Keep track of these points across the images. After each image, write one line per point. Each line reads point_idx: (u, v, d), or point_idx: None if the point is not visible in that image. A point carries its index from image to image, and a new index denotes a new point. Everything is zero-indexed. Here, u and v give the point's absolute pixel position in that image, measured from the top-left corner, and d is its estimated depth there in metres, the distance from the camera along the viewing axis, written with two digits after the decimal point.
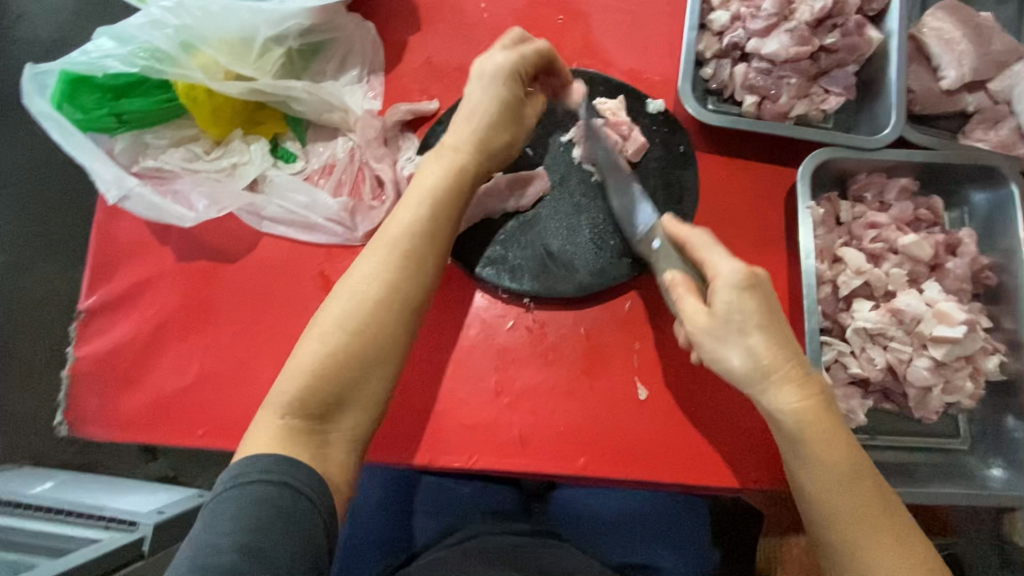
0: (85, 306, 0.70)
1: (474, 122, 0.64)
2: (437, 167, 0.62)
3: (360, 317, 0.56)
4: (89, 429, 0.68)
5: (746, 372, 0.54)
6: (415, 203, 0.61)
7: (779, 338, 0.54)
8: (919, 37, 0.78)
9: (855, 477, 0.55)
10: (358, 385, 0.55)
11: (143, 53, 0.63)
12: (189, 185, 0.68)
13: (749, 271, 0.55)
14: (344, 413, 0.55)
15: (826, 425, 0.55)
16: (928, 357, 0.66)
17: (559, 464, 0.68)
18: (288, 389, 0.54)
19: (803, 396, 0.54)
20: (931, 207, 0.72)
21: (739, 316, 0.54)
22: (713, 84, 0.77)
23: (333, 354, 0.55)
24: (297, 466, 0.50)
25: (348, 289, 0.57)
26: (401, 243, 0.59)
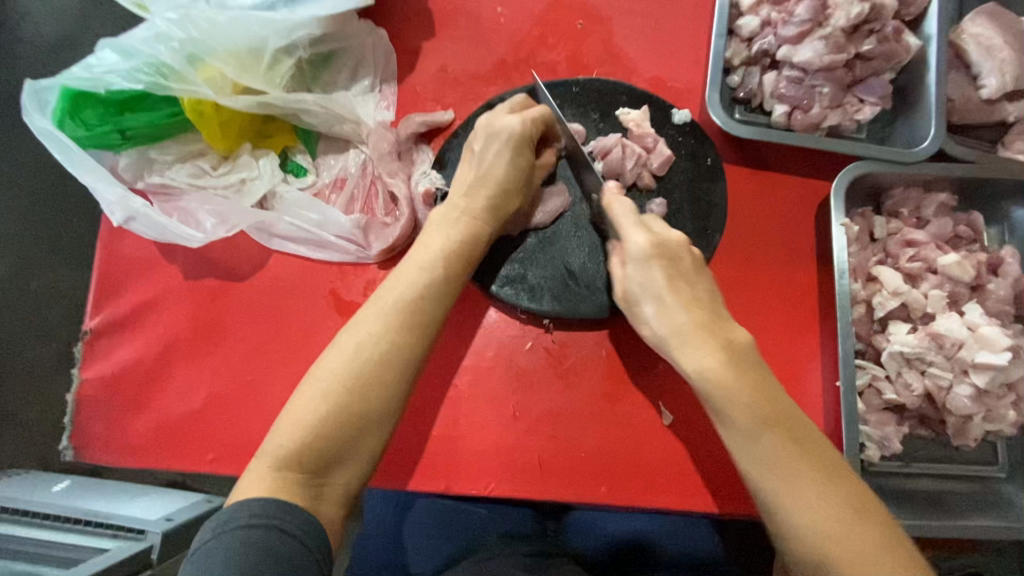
0: (89, 327, 0.68)
1: (485, 187, 0.61)
2: (444, 228, 0.59)
3: (362, 380, 0.52)
4: (95, 453, 0.66)
5: (656, 334, 0.57)
6: (422, 260, 0.58)
7: (680, 301, 0.56)
8: (959, 43, 0.73)
9: (767, 425, 0.51)
10: (356, 444, 0.51)
11: (148, 68, 0.60)
12: (196, 203, 0.65)
13: (655, 243, 0.58)
14: (340, 470, 0.51)
15: (740, 378, 0.53)
16: (970, 385, 0.62)
17: (581, 492, 0.65)
18: (288, 442, 0.50)
19: (711, 350, 0.54)
20: (970, 223, 0.69)
21: (643, 283, 0.58)
22: (741, 93, 0.73)
23: (338, 414, 0.51)
24: (288, 508, 0.47)
25: (350, 344, 0.53)
26: (406, 299, 0.55)
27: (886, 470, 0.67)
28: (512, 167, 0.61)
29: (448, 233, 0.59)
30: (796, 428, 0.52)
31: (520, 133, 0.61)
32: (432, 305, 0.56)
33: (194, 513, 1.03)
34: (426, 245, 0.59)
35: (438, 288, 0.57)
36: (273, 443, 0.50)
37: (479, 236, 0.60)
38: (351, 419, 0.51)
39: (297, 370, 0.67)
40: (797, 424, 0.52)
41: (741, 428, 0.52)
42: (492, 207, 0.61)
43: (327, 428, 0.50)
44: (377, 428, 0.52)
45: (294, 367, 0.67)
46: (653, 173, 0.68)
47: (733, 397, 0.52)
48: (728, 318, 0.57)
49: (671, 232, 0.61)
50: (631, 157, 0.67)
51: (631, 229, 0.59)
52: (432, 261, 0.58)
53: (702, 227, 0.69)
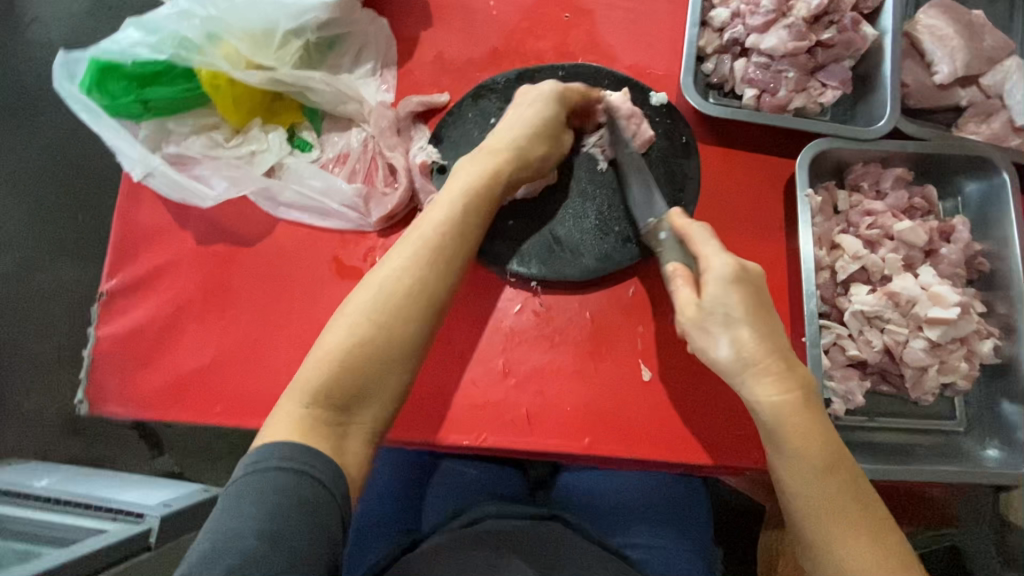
0: (106, 288, 0.73)
1: (508, 132, 0.66)
2: (470, 171, 0.64)
3: (388, 314, 0.56)
4: (108, 407, 0.70)
5: (728, 358, 0.57)
6: (447, 200, 0.62)
7: (761, 332, 0.57)
8: (913, 34, 0.80)
9: (829, 468, 0.55)
10: (381, 379, 0.55)
11: (172, 42, 0.66)
12: (209, 170, 0.71)
13: (737, 265, 0.59)
14: (364, 406, 0.55)
15: (809, 420, 0.56)
16: (924, 339, 0.68)
17: (566, 444, 0.70)
18: (315, 376, 0.54)
19: (785, 388, 0.56)
20: (926, 196, 0.75)
21: (722, 308, 0.58)
22: (713, 79, 0.79)
23: (365, 344, 0.55)
24: (318, 455, 0.50)
25: (374, 284, 0.57)
26: (430, 235, 0.60)
27: (852, 424, 0.71)
28: (540, 117, 0.67)
29: (472, 172, 0.64)
30: (852, 475, 0.56)
31: (551, 92, 0.69)
32: (455, 239, 0.61)
33: (192, 500, 1.07)
34: (450, 185, 0.64)
35: (462, 226, 0.61)
36: (299, 381, 0.54)
37: (496, 179, 0.64)
38: (374, 350, 0.55)
39: (301, 330, 0.71)
40: (853, 472, 0.56)
41: (807, 464, 0.55)
42: (516, 149, 0.65)
43: (352, 356, 0.54)
44: (400, 361, 0.56)
45: (298, 327, 0.71)
46: (635, 151, 0.73)
47: (803, 435, 0.55)
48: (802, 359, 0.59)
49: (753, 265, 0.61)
50: (626, 131, 0.72)
51: (713, 254, 0.60)
52: (455, 201, 0.62)
53: (677, 198, 0.74)
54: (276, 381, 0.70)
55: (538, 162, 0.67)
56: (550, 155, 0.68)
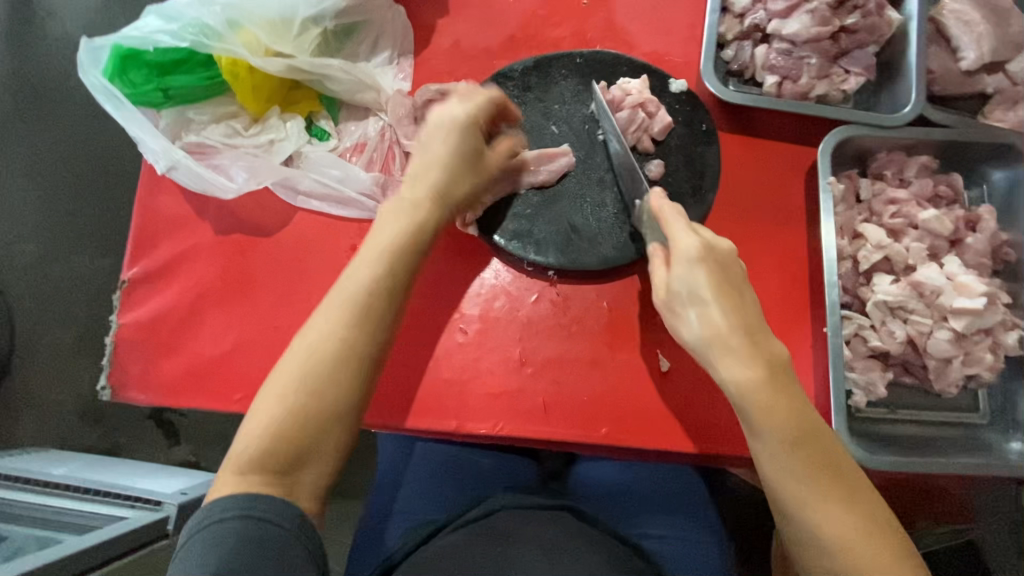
0: (128, 276, 0.73)
1: (430, 173, 0.65)
2: (393, 225, 0.63)
3: (316, 377, 0.57)
4: (131, 393, 0.71)
5: (694, 338, 0.58)
6: (371, 255, 0.62)
7: (725, 310, 0.57)
8: (939, 19, 0.78)
9: (798, 442, 0.55)
10: (317, 443, 0.56)
11: (194, 29, 0.66)
12: (229, 159, 0.71)
13: (705, 245, 0.59)
14: (306, 467, 0.56)
15: (777, 395, 0.55)
16: (948, 330, 0.66)
17: (583, 434, 0.70)
18: (248, 448, 0.55)
19: (752, 364, 0.56)
20: (951, 184, 0.73)
21: (689, 287, 0.58)
22: (734, 65, 0.78)
23: (297, 415, 0.56)
24: (264, 498, 0.53)
25: (303, 345, 0.58)
26: (353, 295, 0.60)
27: (873, 416, 0.70)
28: (457, 150, 0.65)
29: (400, 221, 0.63)
30: (824, 446, 0.56)
31: (464, 120, 0.66)
32: (382, 298, 0.60)
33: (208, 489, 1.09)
34: (376, 237, 0.63)
35: (385, 287, 0.61)
36: (234, 453, 0.55)
37: (423, 228, 0.64)
38: (309, 415, 0.56)
39: None
40: (824, 445, 0.56)
41: (775, 443, 0.55)
42: (437, 194, 0.64)
43: (287, 424, 0.56)
44: (337, 421, 0.57)
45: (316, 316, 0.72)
46: (653, 137, 0.73)
47: (770, 412, 0.55)
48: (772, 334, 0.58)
49: (722, 240, 0.61)
50: (637, 121, 0.72)
51: (682, 233, 0.60)
52: (386, 251, 0.62)
53: (697, 187, 0.73)
54: None
55: (462, 199, 0.67)
56: (475, 192, 0.68)
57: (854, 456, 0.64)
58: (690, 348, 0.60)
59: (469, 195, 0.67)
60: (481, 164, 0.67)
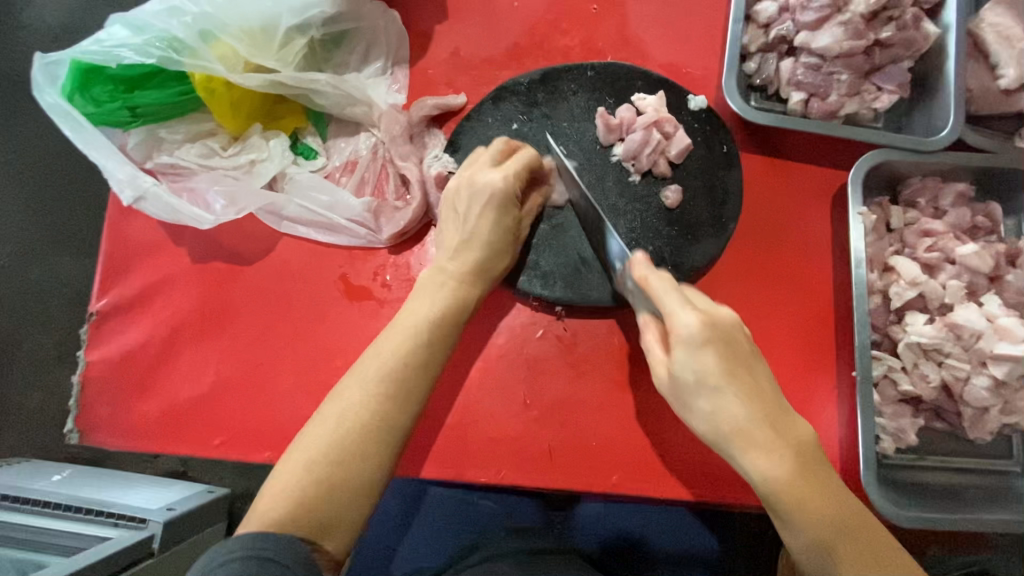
0: (96, 309, 0.67)
1: (470, 249, 0.59)
2: (433, 297, 0.57)
3: (346, 450, 0.50)
4: (100, 436, 0.65)
5: (706, 431, 0.50)
6: (410, 323, 0.56)
7: (742, 396, 0.49)
8: (977, 33, 0.72)
9: (844, 537, 0.50)
10: (345, 512, 0.49)
11: (159, 42, 0.58)
12: (206, 183, 0.64)
13: (707, 320, 0.49)
14: (332, 535, 0.48)
15: (813, 486, 0.49)
16: (988, 376, 0.62)
17: (591, 482, 0.65)
18: (275, 508, 0.47)
19: (782, 460, 0.48)
20: (989, 214, 0.68)
21: (693, 374, 0.49)
22: (756, 80, 0.72)
23: (323, 482, 0.49)
24: (277, 541, 0.45)
25: (331, 414, 0.51)
26: (390, 365, 0.53)
27: (900, 463, 0.66)
28: (498, 228, 0.59)
29: (436, 296, 0.58)
30: (866, 530, 0.50)
31: (502, 190, 0.59)
32: (422, 366, 0.55)
33: (195, 504, 1.04)
34: (414, 310, 0.57)
35: (428, 345, 0.55)
36: (255, 513, 0.47)
37: (466, 302, 0.59)
38: (340, 484, 0.49)
39: (306, 355, 0.66)
40: (864, 529, 0.50)
41: (814, 541, 0.49)
42: (476, 266, 0.59)
43: (316, 493, 0.48)
44: (364, 496, 0.50)
45: (303, 352, 0.66)
46: (670, 160, 0.67)
47: (808, 515, 0.49)
48: (791, 411, 0.51)
49: (721, 306, 0.52)
50: (660, 142, 0.66)
51: (677, 306, 0.50)
52: (424, 322, 0.56)
53: (718, 215, 0.68)
54: (280, 411, 0.65)
55: (500, 274, 0.62)
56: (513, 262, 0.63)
57: (882, 513, 0.60)
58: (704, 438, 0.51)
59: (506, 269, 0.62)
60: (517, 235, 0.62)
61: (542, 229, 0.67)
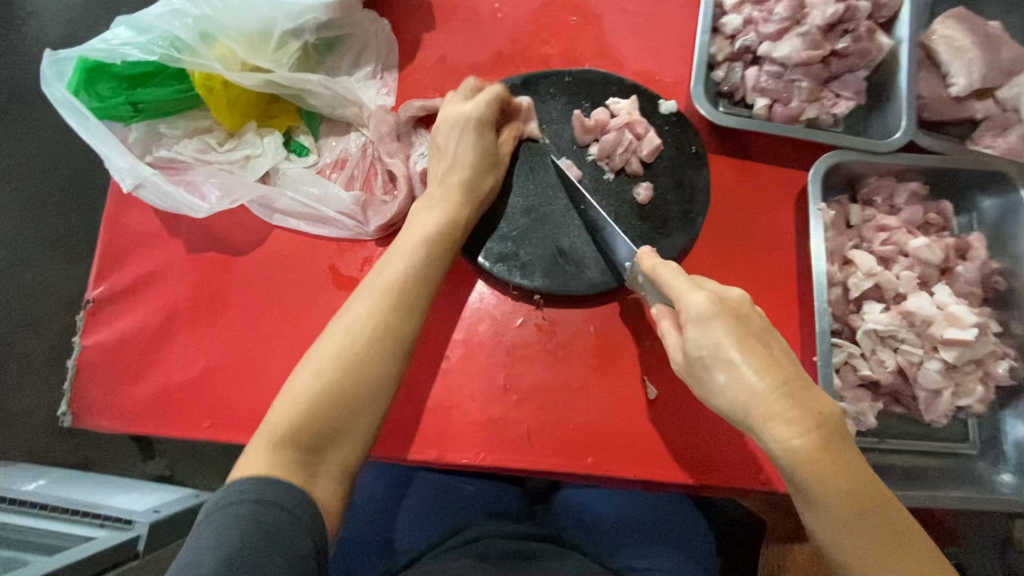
0: (93, 297, 0.70)
1: (456, 171, 0.66)
2: (428, 217, 0.64)
3: (352, 357, 0.56)
4: (94, 419, 0.67)
5: (724, 405, 0.51)
6: (407, 247, 0.62)
7: (758, 365, 0.49)
8: (929, 45, 0.78)
9: (863, 515, 0.48)
10: (351, 420, 0.55)
11: (163, 42, 0.63)
12: (202, 176, 0.68)
13: (716, 299, 0.52)
14: (336, 446, 0.54)
15: (835, 460, 0.48)
16: (939, 360, 0.66)
17: (568, 464, 0.67)
18: (283, 419, 0.52)
19: (804, 431, 0.47)
20: (941, 211, 0.73)
21: (709, 346, 0.51)
22: (724, 87, 0.77)
23: (331, 390, 0.54)
24: (274, 484, 0.48)
25: (340, 328, 0.57)
26: (391, 282, 0.60)
27: (861, 445, 0.69)
28: (478, 147, 0.67)
29: (429, 219, 0.64)
30: (887, 513, 0.49)
31: (478, 115, 0.66)
32: (418, 285, 0.60)
33: (181, 506, 1.05)
34: (410, 232, 0.63)
35: (421, 273, 0.61)
36: (268, 424, 0.53)
37: (458, 221, 0.65)
38: (345, 390, 0.55)
39: (295, 342, 0.69)
40: (887, 509, 0.49)
41: (835, 519, 0.48)
42: (463, 187, 0.66)
43: (325, 401, 0.54)
44: (369, 401, 0.56)
45: (292, 338, 0.69)
46: (643, 159, 0.72)
47: (828, 488, 0.47)
48: (814, 384, 0.49)
49: (732, 288, 0.55)
50: (631, 142, 0.71)
51: (687, 291, 0.54)
52: (418, 246, 0.62)
53: (686, 211, 0.72)
54: (267, 394, 0.67)
55: (488, 193, 0.68)
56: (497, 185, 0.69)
57: None
58: (726, 415, 0.52)
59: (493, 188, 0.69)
60: (500, 160, 0.69)
61: (517, 170, 0.72)
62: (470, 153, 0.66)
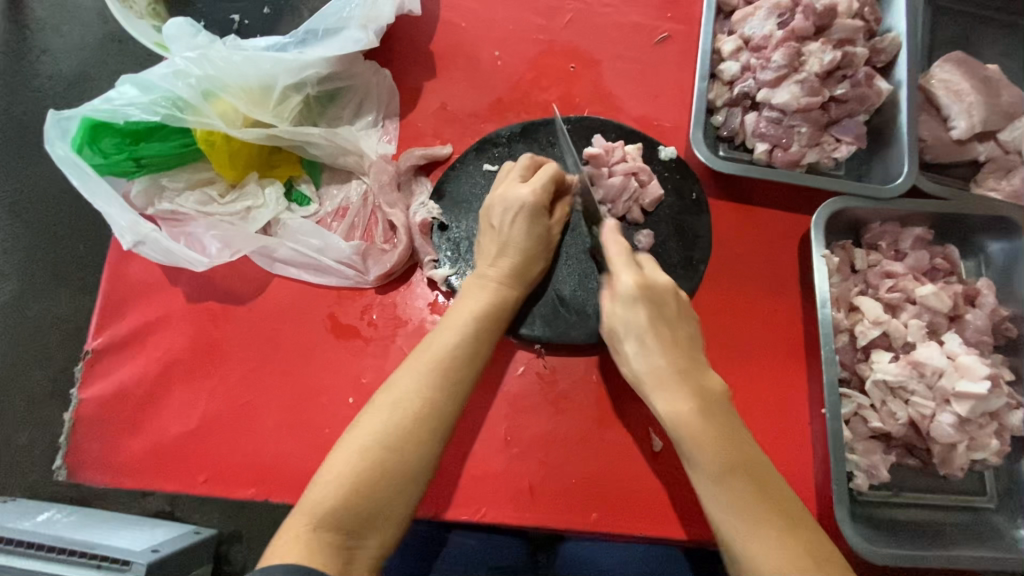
0: (91, 347, 0.70)
1: (507, 253, 0.64)
2: (478, 296, 0.63)
3: (399, 433, 0.54)
4: (89, 474, 0.66)
5: (632, 374, 0.58)
6: (457, 320, 0.61)
7: (664, 346, 0.56)
8: (928, 88, 0.78)
9: (732, 471, 0.51)
10: (391, 502, 0.52)
11: (165, 101, 0.64)
12: (202, 229, 0.69)
13: (643, 280, 0.58)
14: (374, 529, 0.52)
15: (705, 427, 0.52)
16: (952, 413, 0.64)
17: (571, 520, 0.65)
18: (328, 496, 0.51)
19: (685, 397, 0.54)
20: (947, 256, 0.72)
21: (625, 322, 0.58)
22: (723, 132, 0.77)
23: (377, 467, 0.52)
24: (308, 572, 0.45)
25: (387, 402, 0.55)
26: (441, 358, 0.58)
27: (874, 498, 0.67)
28: (531, 234, 0.64)
29: (479, 295, 0.63)
30: (757, 476, 0.52)
31: (532, 203, 0.64)
32: (465, 363, 0.59)
33: (179, 546, 1.02)
34: (459, 309, 0.62)
35: (470, 349, 0.59)
36: (311, 500, 0.51)
37: (505, 303, 0.63)
38: (388, 467, 0.52)
39: (292, 393, 0.68)
40: (762, 473, 0.52)
41: (707, 472, 0.52)
42: (512, 273, 0.64)
43: (370, 481, 0.52)
44: (411, 481, 0.54)
45: (290, 388, 0.68)
46: (644, 208, 0.72)
47: (701, 445, 0.52)
48: (707, 368, 0.57)
49: (661, 275, 0.60)
50: (637, 187, 0.70)
51: (618, 265, 0.59)
52: (467, 324, 0.61)
53: (688, 258, 0.71)
54: (264, 447, 0.66)
55: (535, 276, 0.67)
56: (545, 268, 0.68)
57: (854, 547, 0.60)
58: (632, 384, 0.59)
59: (541, 271, 0.68)
60: (550, 245, 0.67)
61: (567, 241, 0.71)
62: (523, 240, 0.64)
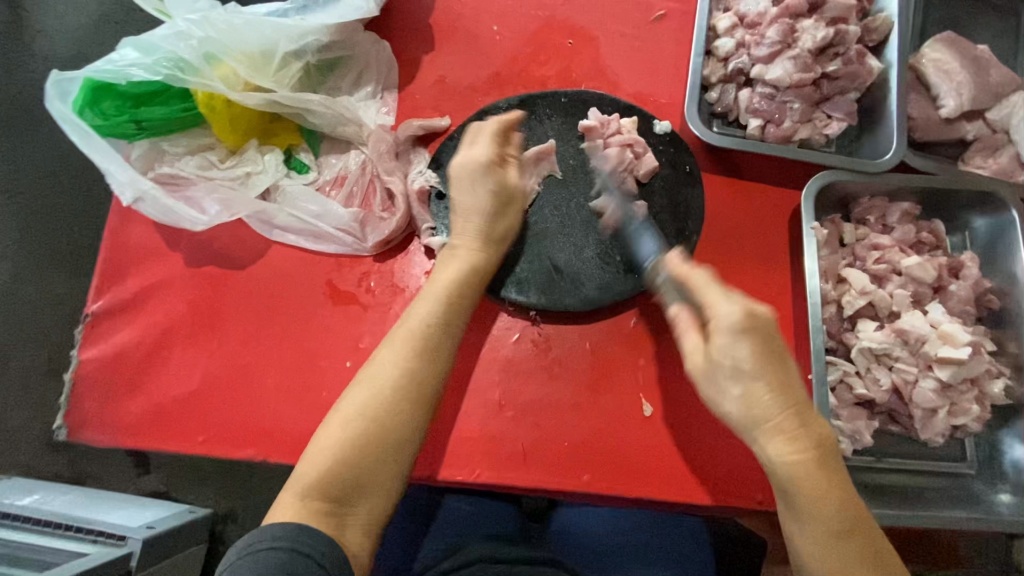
0: (91, 310, 0.70)
1: (473, 215, 0.66)
2: (450, 270, 0.64)
3: (378, 406, 0.56)
4: (88, 434, 0.67)
5: (740, 415, 0.53)
6: (431, 295, 0.62)
7: (775, 387, 0.51)
8: (919, 68, 0.80)
9: (848, 533, 0.52)
10: (376, 472, 0.54)
11: (168, 63, 0.64)
12: (202, 192, 0.69)
13: (750, 312, 0.52)
14: (363, 497, 0.54)
15: (822, 479, 0.52)
16: (934, 379, 0.66)
17: (561, 482, 0.67)
18: (310, 471, 0.53)
19: (798, 448, 0.52)
20: (933, 230, 0.73)
21: (735, 362, 0.52)
22: (718, 108, 0.78)
23: (355, 440, 0.54)
24: (307, 531, 0.49)
25: (364, 376, 0.58)
26: (416, 331, 0.60)
27: (859, 464, 0.68)
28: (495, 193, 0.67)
29: (450, 271, 0.64)
30: (863, 529, 0.53)
31: (486, 160, 0.67)
32: (439, 332, 0.60)
33: (173, 523, 1.02)
34: (435, 281, 0.64)
35: (441, 322, 0.61)
36: (296, 475, 0.54)
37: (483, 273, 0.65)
38: (370, 439, 0.55)
39: (290, 358, 0.69)
40: (868, 530, 0.53)
41: (825, 530, 0.52)
42: (482, 235, 0.66)
43: (350, 452, 0.54)
44: (396, 448, 0.55)
45: (287, 353, 0.69)
46: (639, 179, 0.73)
47: (817, 502, 0.52)
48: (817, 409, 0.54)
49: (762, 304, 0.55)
50: (629, 159, 0.72)
51: (719, 297, 0.53)
52: (443, 297, 0.62)
53: (679, 230, 0.72)
54: (262, 410, 0.68)
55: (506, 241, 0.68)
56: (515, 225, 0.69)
57: None
58: (732, 422, 0.54)
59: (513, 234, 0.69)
60: (512, 198, 0.68)
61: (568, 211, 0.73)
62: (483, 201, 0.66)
